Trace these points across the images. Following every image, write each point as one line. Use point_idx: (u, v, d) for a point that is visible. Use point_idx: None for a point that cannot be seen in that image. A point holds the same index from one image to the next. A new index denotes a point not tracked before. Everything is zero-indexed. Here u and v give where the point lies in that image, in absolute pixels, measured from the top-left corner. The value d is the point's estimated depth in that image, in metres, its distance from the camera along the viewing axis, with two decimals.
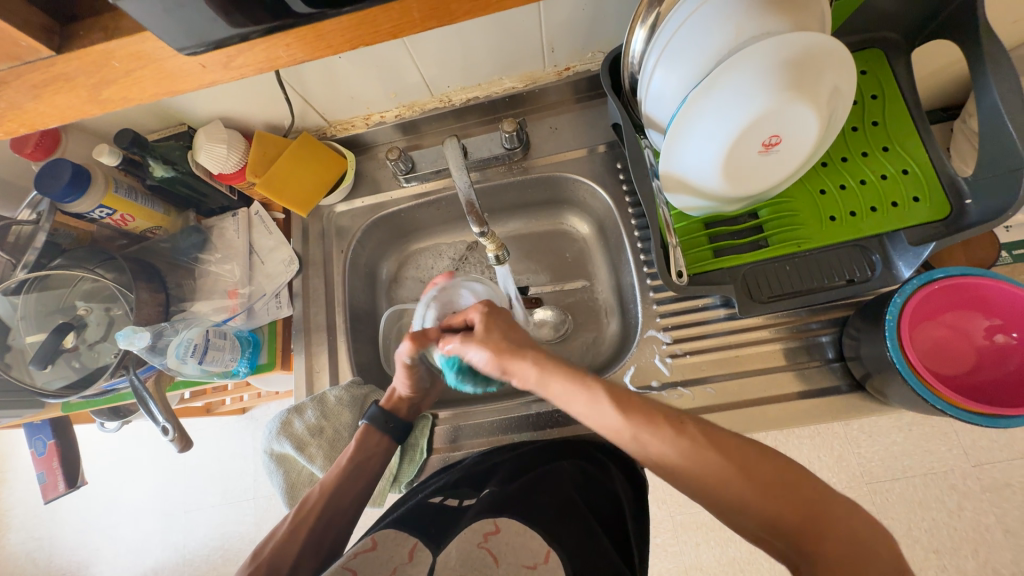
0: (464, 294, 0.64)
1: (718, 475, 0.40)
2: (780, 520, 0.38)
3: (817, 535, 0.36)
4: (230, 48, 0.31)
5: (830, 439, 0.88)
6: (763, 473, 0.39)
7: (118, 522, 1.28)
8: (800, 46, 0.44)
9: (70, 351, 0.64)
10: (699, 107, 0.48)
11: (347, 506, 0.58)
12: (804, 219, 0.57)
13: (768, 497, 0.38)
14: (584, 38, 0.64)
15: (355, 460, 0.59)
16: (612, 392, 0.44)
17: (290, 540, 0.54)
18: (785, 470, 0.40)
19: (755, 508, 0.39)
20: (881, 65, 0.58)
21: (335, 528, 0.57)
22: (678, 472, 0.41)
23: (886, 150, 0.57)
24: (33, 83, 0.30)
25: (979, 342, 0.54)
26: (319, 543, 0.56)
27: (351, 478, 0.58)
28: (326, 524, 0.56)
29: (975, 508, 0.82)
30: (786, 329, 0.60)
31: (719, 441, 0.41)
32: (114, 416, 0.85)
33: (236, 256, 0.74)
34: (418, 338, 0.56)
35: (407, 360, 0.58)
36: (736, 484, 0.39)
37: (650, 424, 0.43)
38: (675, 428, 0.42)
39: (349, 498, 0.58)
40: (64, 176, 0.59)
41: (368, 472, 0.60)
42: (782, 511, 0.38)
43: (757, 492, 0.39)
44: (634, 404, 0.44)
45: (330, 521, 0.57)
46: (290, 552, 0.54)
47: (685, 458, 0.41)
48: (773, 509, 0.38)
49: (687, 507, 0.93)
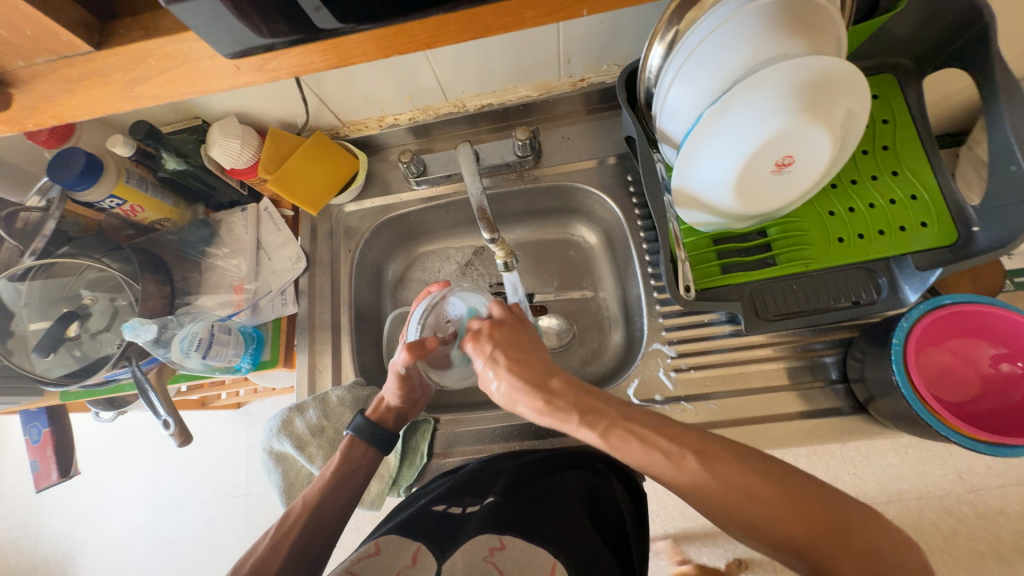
0: (456, 303, 0.62)
1: (729, 497, 0.40)
2: (791, 540, 0.38)
3: (831, 548, 0.37)
4: (264, 54, 0.31)
5: (826, 459, 0.89)
6: (772, 493, 0.39)
7: (107, 513, 1.27)
8: (817, 71, 0.44)
9: (73, 340, 0.64)
10: (714, 126, 0.48)
11: (329, 521, 0.55)
12: (811, 239, 0.58)
13: (774, 521, 0.38)
14: (600, 51, 0.65)
15: (339, 473, 0.57)
16: (601, 413, 0.44)
17: (275, 550, 0.51)
18: (792, 492, 0.39)
19: (766, 523, 0.39)
20: (893, 90, 0.59)
21: (318, 544, 0.54)
22: (687, 492, 0.41)
23: (896, 174, 0.57)
24: (70, 77, 0.31)
25: (983, 370, 0.54)
26: (303, 553, 0.52)
27: (335, 491, 0.57)
28: (311, 537, 0.53)
29: (969, 533, 0.82)
30: (790, 347, 0.60)
31: (718, 463, 0.41)
32: (110, 407, 0.84)
33: (243, 251, 0.74)
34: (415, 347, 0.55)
35: (401, 369, 0.56)
36: (747, 502, 0.39)
37: (641, 441, 0.42)
38: (676, 462, 0.41)
39: (333, 513, 0.56)
40: (77, 164, 0.59)
41: (350, 486, 0.58)
42: (794, 532, 0.38)
43: (769, 508, 0.39)
44: (627, 430, 0.43)
45: (315, 532, 0.54)
46: (273, 564, 0.51)
47: (689, 482, 0.41)
48: (783, 529, 0.38)
49: (681, 521, 0.92)
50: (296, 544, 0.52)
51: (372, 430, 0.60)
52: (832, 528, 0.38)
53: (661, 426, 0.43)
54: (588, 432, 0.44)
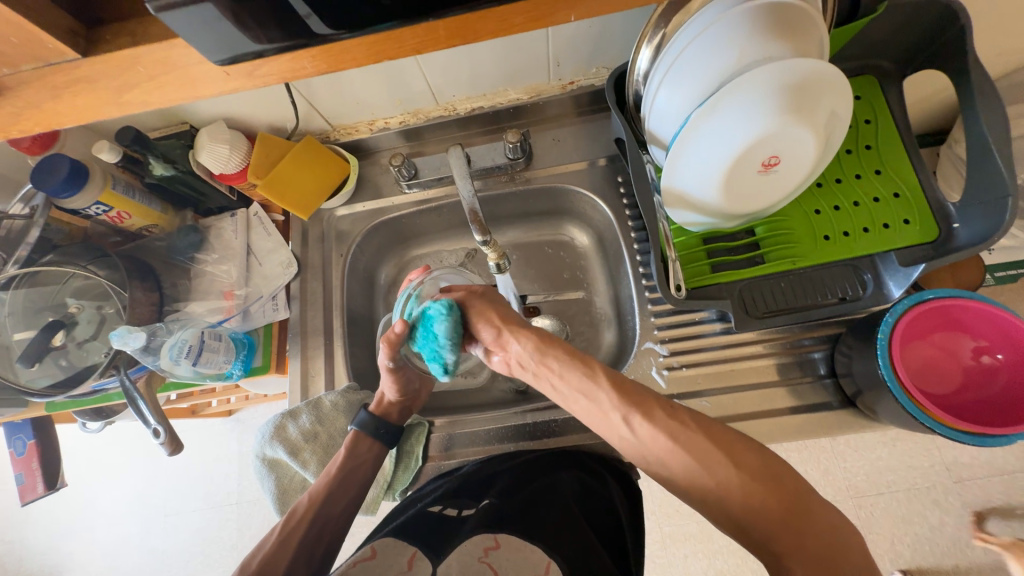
0: (444, 286, 0.62)
1: (706, 466, 0.39)
2: (764, 510, 0.37)
3: (797, 524, 0.36)
4: (255, 60, 0.31)
5: (817, 453, 0.90)
6: (752, 462, 0.39)
7: (94, 525, 1.25)
8: (799, 73, 0.45)
9: (58, 349, 0.63)
10: (702, 126, 0.49)
11: (338, 515, 0.55)
12: (798, 237, 0.59)
13: (754, 491, 0.38)
14: (589, 54, 0.66)
15: (345, 468, 0.57)
16: (612, 378, 0.44)
17: (284, 545, 0.51)
18: (770, 465, 0.39)
19: (743, 501, 0.38)
20: (875, 91, 0.60)
21: (328, 535, 0.54)
22: (671, 466, 0.41)
23: (879, 172, 0.59)
24: (54, 84, 0.31)
25: (965, 362, 0.55)
26: (312, 549, 0.52)
27: (342, 486, 0.56)
28: (319, 532, 0.53)
29: (956, 524, 0.84)
30: (779, 344, 0.61)
31: (709, 430, 0.41)
32: (97, 416, 0.82)
33: (234, 256, 0.73)
34: (393, 340, 0.54)
35: (389, 365, 0.56)
36: (726, 476, 0.39)
37: (642, 407, 0.42)
38: (669, 415, 0.42)
39: (339, 507, 0.56)
40: (62, 171, 0.58)
41: (359, 478, 0.58)
42: (770, 501, 0.37)
43: (744, 480, 0.38)
44: (632, 390, 0.43)
45: (322, 528, 0.54)
46: (282, 559, 0.50)
47: (672, 453, 0.40)
48: (757, 500, 0.37)
49: (676, 518, 0.94)
50: (303, 541, 0.52)
51: (376, 424, 0.59)
52: (799, 511, 0.37)
53: (661, 400, 0.43)
54: (603, 396, 0.43)
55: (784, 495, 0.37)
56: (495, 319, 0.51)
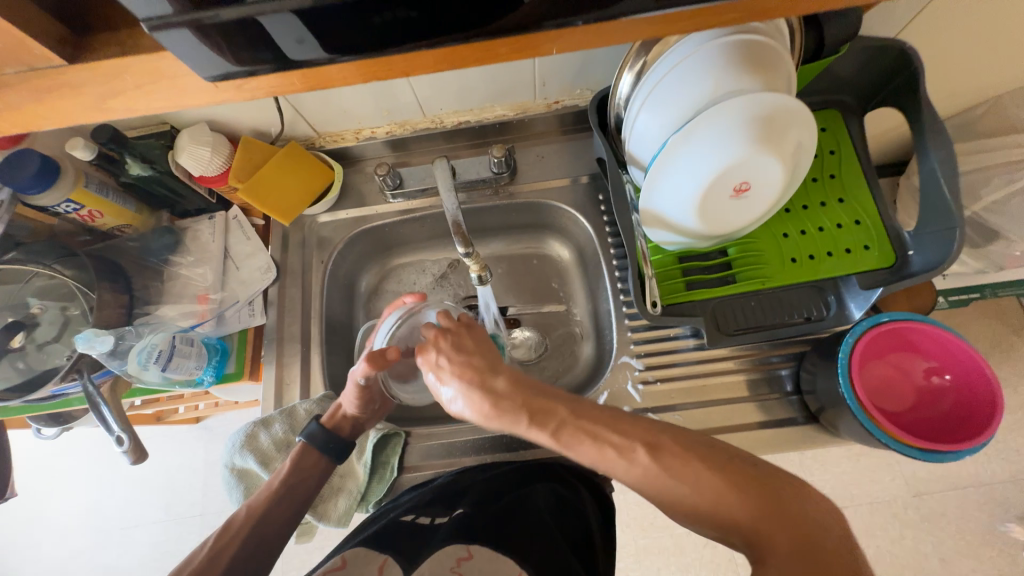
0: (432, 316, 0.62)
1: (675, 485, 0.39)
2: (742, 523, 0.37)
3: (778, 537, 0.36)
4: (243, 76, 0.32)
5: (785, 467, 0.93)
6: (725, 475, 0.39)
7: (43, 539, 1.17)
8: (768, 106, 0.48)
9: (17, 351, 0.61)
10: (678, 151, 0.51)
11: (273, 533, 0.54)
12: (767, 259, 0.62)
13: (729, 504, 0.38)
14: (573, 76, 0.68)
15: (287, 483, 0.56)
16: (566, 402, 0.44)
17: (211, 562, 0.49)
18: (745, 473, 0.39)
19: (721, 515, 0.38)
20: (838, 124, 0.64)
21: (261, 553, 0.52)
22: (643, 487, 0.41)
23: (841, 200, 0.63)
24: (38, 87, 0.30)
25: (918, 382, 0.59)
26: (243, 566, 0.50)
27: (282, 501, 0.55)
28: (253, 549, 0.51)
29: (914, 536, 0.88)
30: (749, 361, 0.63)
31: (674, 448, 0.41)
32: (54, 422, 0.79)
33: (209, 259, 0.71)
34: (377, 359, 0.54)
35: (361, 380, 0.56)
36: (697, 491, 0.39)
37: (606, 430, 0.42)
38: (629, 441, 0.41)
39: (276, 524, 0.54)
40: (31, 167, 0.56)
41: (299, 495, 0.56)
42: (745, 514, 0.37)
43: (716, 494, 0.38)
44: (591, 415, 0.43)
45: (258, 544, 0.52)
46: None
47: (640, 475, 0.41)
48: (733, 513, 0.37)
49: (650, 531, 0.95)
50: (237, 555, 0.50)
51: (326, 437, 0.59)
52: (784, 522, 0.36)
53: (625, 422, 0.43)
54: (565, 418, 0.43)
55: (765, 507, 0.37)
56: (470, 361, 0.49)
